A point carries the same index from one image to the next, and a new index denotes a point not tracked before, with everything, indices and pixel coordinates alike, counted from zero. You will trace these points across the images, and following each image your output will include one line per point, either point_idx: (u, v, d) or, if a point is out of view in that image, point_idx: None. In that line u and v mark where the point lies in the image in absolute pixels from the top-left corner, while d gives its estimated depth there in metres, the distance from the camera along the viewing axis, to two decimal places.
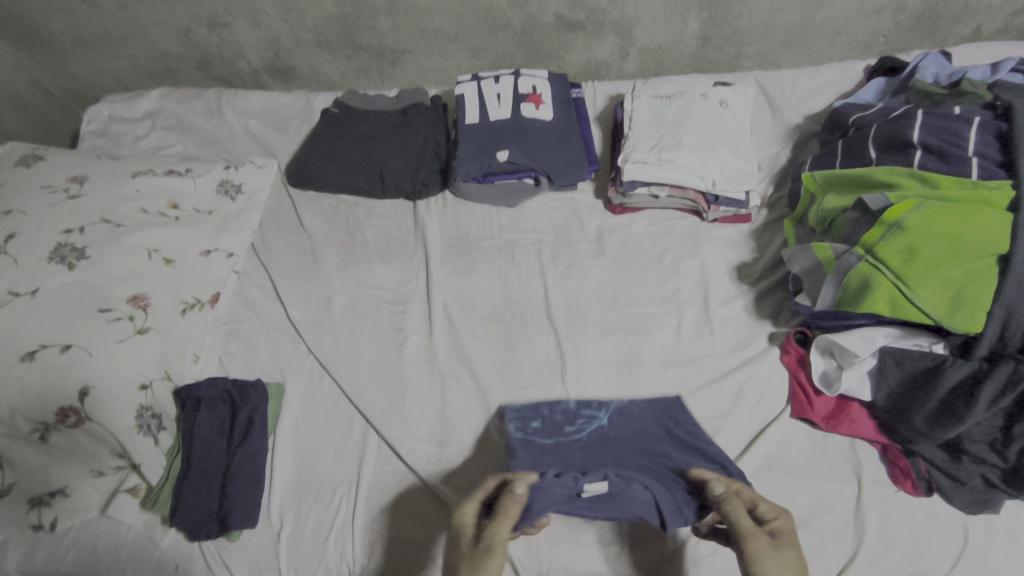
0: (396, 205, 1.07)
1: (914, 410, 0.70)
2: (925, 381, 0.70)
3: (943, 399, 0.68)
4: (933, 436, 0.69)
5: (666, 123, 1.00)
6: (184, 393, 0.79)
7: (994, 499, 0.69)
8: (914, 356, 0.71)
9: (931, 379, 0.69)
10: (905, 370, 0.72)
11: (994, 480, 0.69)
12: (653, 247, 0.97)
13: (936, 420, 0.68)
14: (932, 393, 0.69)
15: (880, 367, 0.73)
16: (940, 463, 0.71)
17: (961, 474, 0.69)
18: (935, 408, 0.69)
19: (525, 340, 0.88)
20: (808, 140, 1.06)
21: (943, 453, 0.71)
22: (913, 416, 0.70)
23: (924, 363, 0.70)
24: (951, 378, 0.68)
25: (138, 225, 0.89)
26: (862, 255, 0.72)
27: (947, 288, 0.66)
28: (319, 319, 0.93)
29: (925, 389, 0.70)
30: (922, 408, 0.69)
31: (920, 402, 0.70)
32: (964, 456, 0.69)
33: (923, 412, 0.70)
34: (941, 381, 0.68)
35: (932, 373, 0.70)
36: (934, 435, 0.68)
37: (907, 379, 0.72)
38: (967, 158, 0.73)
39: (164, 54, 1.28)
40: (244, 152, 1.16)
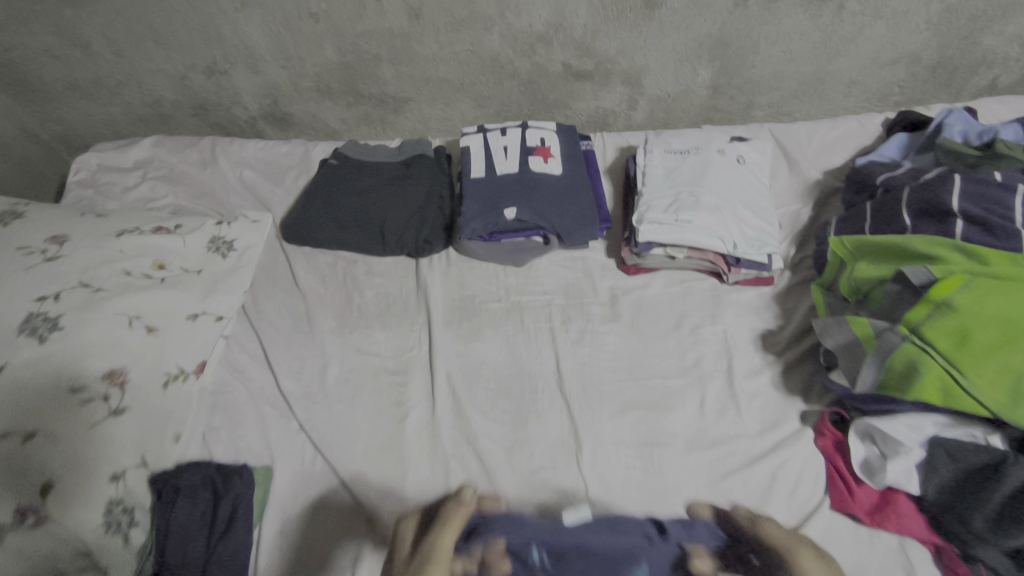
0: (397, 262, 1.02)
1: (972, 510, 0.63)
2: (982, 477, 0.63)
3: (1007, 500, 0.61)
4: (995, 541, 0.61)
5: (682, 180, 0.95)
6: (161, 482, 0.73)
7: None
8: (969, 448, 0.65)
9: (991, 475, 0.63)
10: (959, 464, 0.65)
11: None
12: (671, 311, 0.92)
13: (1000, 523, 0.61)
14: (992, 491, 0.62)
15: (930, 458, 0.67)
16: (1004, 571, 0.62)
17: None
18: (997, 509, 0.62)
19: (537, 417, 0.82)
20: (829, 197, 1.02)
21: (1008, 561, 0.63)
22: (973, 516, 0.63)
23: (980, 457, 0.64)
24: (1013, 477, 0.61)
25: (121, 289, 0.83)
26: (906, 334, 0.66)
27: (1006, 375, 0.60)
28: (312, 392, 0.87)
29: (984, 486, 0.63)
30: (981, 508, 0.62)
31: (979, 500, 0.62)
32: None
33: (984, 513, 0.62)
34: (1004, 479, 0.61)
35: (990, 469, 0.63)
36: (997, 539, 0.61)
37: (962, 474, 0.65)
38: (1016, 232, 0.69)
39: (158, 101, 1.23)
40: (238, 205, 1.10)
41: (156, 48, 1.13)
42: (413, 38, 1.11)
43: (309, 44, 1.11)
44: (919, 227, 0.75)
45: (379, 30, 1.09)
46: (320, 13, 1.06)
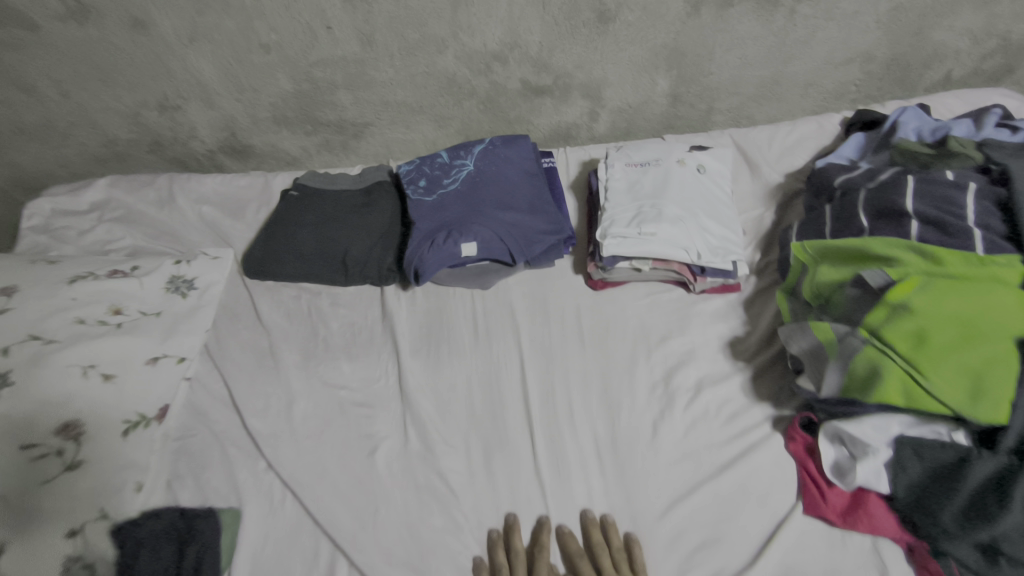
0: (362, 290, 1.00)
1: (942, 507, 0.64)
2: (948, 475, 0.64)
3: (973, 498, 0.62)
4: (968, 536, 0.62)
5: (643, 193, 0.95)
6: (122, 533, 0.69)
7: None
8: (934, 446, 0.65)
9: (956, 471, 0.63)
10: (926, 461, 0.66)
11: None
12: (638, 325, 0.91)
13: (966, 520, 0.62)
14: (958, 487, 0.63)
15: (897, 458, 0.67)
16: (973, 565, 0.63)
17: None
18: (965, 505, 0.63)
19: (506, 446, 0.80)
20: (791, 200, 1.02)
21: (977, 554, 0.63)
22: (941, 513, 0.64)
23: (945, 456, 0.64)
24: (978, 474, 0.62)
25: (73, 339, 0.81)
26: (867, 338, 0.66)
27: (964, 376, 0.60)
28: (279, 430, 0.84)
29: (951, 483, 0.64)
30: (952, 505, 0.63)
31: (948, 498, 0.63)
32: (1000, 557, 0.62)
33: (951, 510, 0.63)
34: (968, 478, 0.62)
35: (956, 465, 0.64)
36: (968, 536, 0.62)
37: (930, 472, 0.65)
38: (969, 230, 0.67)
39: (114, 140, 1.21)
40: (198, 243, 1.09)
41: (103, 87, 1.11)
42: (368, 64, 1.09)
43: (263, 74, 1.10)
44: (878, 229, 0.75)
45: (333, 57, 1.08)
46: (271, 44, 1.05)
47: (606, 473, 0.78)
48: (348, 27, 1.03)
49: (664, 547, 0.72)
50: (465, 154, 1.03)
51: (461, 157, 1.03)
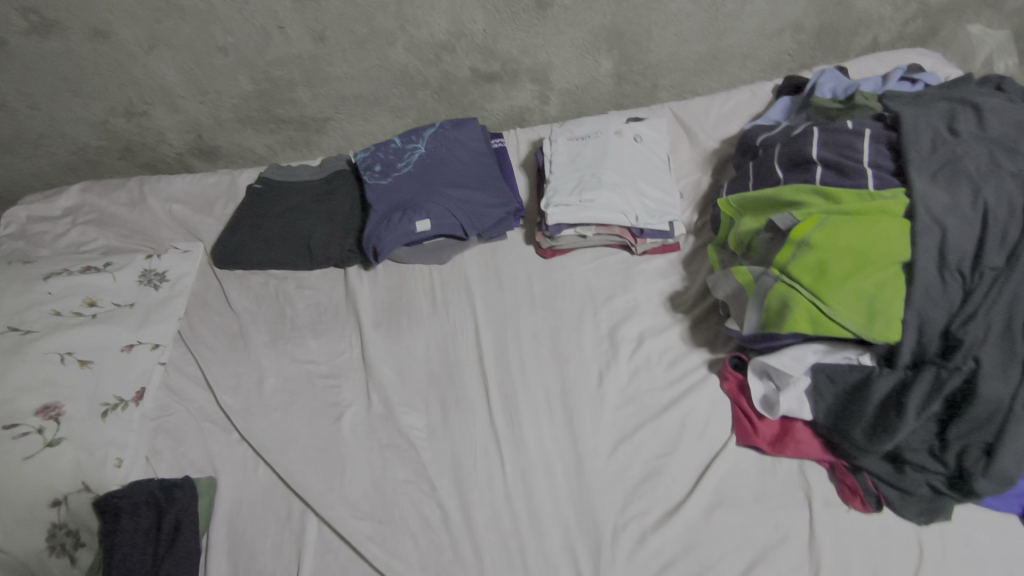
0: (326, 273, 1.05)
1: (853, 424, 0.69)
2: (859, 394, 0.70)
3: (878, 412, 0.68)
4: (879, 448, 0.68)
5: (585, 163, 1.01)
6: (102, 502, 0.74)
7: (944, 506, 0.68)
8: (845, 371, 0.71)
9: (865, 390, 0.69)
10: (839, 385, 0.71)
11: (940, 486, 0.68)
12: (585, 286, 0.97)
13: (873, 433, 0.68)
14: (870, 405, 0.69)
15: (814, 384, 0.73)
16: (886, 476, 0.70)
17: (907, 485, 0.68)
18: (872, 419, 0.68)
19: (465, 402, 0.86)
20: (726, 165, 1.09)
21: (888, 466, 0.70)
22: (852, 429, 0.70)
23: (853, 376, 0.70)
24: (880, 389, 0.68)
25: (51, 329, 0.86)
26: (777, 276, 0.72)
27: (861, 299, 0.67)
28: (250, 404, 0.89)
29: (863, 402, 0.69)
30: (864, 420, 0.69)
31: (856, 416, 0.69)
32: (907, 466, 0.69)
33: (861, 425, 0.69)
34: (871, 393, 0.68)
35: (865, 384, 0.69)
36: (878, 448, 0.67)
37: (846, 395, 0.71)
38: (863, 170, 0.75)
39: (84, 147, 1.24)
40: (169, 239, 1.14)
41: (72, 97, 1.13)
42: (322, 61, 1.10)
43: (222, 76, 1.11)
44: (789, 177, 0.82)
45: (289, 56, 1.09)
46: (228, 46, 1.06)
47: (556, 421, 0.83)
48: (299, 25, 1.04)
49: (610, 481, 0.77)
50: (417, 139, 1.09)
51: (413, 141, 1.09)
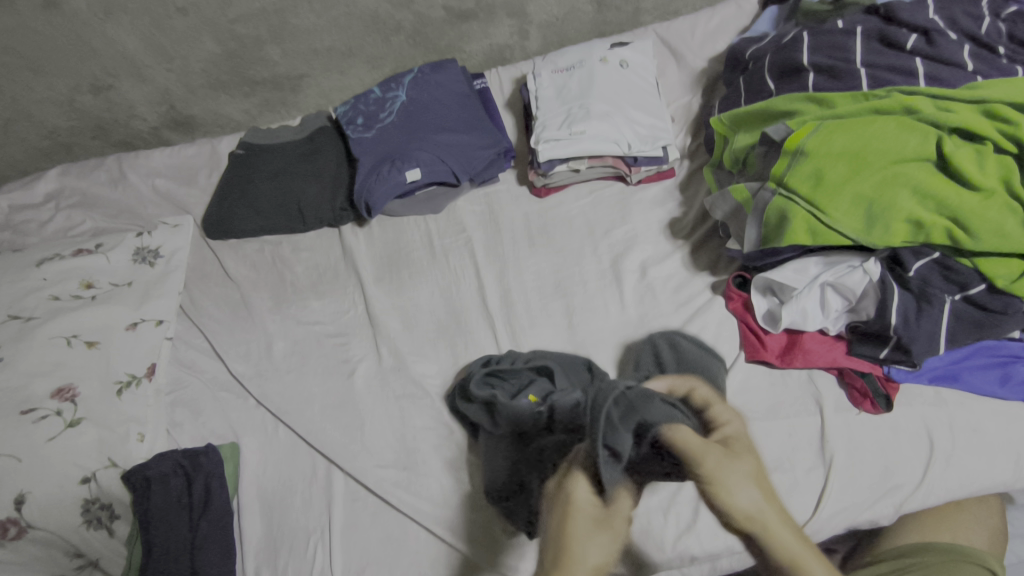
0: (321, 234, 1.04)
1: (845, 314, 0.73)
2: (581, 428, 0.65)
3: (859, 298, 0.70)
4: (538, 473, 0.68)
5: (571, 96, 0.98)
6: (131, 476, 0.75)
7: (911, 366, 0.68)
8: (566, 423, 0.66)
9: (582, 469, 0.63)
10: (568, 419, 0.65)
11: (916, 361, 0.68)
12: (583, 222, 0.96)
13: (857, 315, 0.71)
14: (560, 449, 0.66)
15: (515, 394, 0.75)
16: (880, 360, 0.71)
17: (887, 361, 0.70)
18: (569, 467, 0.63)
19: (473, 347, 0.87)
20: (716, 84, 1.07)
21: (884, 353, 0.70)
22: (847, 320, 0.73)
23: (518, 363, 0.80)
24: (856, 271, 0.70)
25: (52, 314, 0.85)
26: (774, 189, 0.72)
27: (859, 205, 0.66)
28: (263, 369, 0.90)
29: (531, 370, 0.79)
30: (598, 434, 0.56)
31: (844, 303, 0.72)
32: (893, 347, 0.69)
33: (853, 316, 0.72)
34: (851, 279, 0.70)
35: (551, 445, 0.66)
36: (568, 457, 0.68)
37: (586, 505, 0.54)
38: (856, 71, 0.74)
39: (55, 130, 1.19)
40: (158, 215, 1.12)
41: (34, 77, 1.08)
42: (287, 12, 1.05)
43: (186, 39, 1.07)
44: (780, 89, 0.80)
45: (252, 11, 1.03)
46: (187, 6, 1.01)
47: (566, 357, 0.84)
48: None
49: None
50: (397, 86, 1.06)
51: (393, 89, 1.06)
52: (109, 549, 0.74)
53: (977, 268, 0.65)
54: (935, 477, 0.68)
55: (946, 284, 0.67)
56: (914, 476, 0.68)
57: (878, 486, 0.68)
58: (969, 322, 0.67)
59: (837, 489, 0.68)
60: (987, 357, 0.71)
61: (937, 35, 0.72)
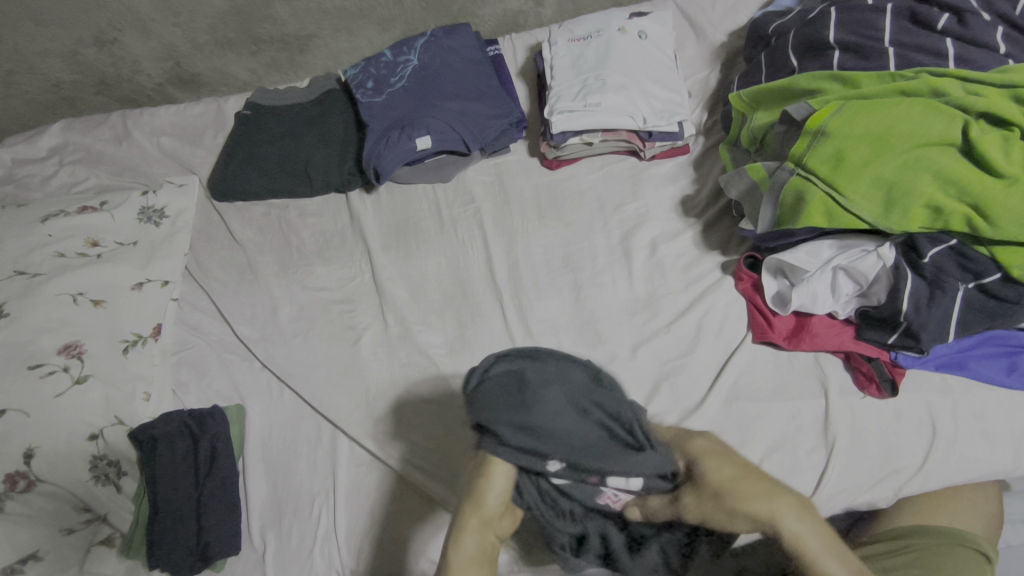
0: (328, 200, 1.03)
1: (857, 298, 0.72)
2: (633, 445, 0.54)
3: (871, 284, 0.70)
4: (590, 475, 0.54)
5: (587, 66, 0.96)
6: (138, 434, 0.75)
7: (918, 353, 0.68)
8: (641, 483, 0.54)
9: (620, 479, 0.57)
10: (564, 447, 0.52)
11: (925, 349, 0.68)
12: (594, 196, 0.95)
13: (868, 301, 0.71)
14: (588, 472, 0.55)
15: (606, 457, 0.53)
16: (889, 346, 0.70)
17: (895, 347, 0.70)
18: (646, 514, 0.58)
19: (479, 318, 0.87)
20: (735, 60, 1.04)
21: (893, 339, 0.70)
22: (858, 305, 0.72)
23: None
24: (870, 255, 0.70)
25: (58, 271, 0.84)
26: (793, 169, 0.70)
27: (879, 188, 0.65)
28: (268, 332, 0.90)
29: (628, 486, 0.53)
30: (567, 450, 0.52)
31: (856, 287, 0.72)
32: (902, 333, 0.69)
33: (864, 301, 0.72)
34: (864, 264, 0.70)
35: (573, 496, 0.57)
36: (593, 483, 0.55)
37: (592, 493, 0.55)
38: (884, 50, 0.72)
39: (57, 83, 1.16)
40: (162, 174, 1.11)
41: (37, 27, 1.05)
42: None
43: None
44: (804, 66, 0.78)
45: None
46: None
47: (572, 332, 0.83)
48: None
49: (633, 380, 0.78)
50: (409, 50, 1.04)
51: (405, 53, 1.04)
52: (117, 504, 0.75)
53: (993, 257, 0.64)
54: (935, 462, 0.69)
55: (961, 272, 0.67)
56: (915, 461, 0.69)
57: (879, 469, 0.69)
58: (982, 311, 0.66)
59: (839, 470, 0.69)
60: (995, 346, 0.71)
61: (969, 15, 0.69)
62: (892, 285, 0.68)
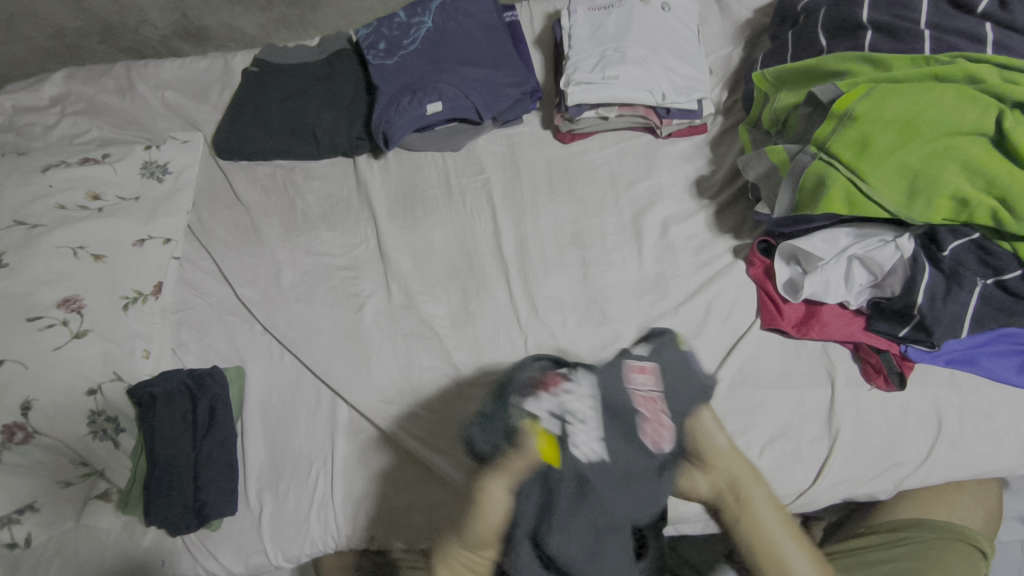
0: (334, 163, 1.01)
1: (871, 289, 0.71)
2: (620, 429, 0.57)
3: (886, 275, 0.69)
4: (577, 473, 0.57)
5: (607, 36, 0.93)
6: (137, 392, 0.74)
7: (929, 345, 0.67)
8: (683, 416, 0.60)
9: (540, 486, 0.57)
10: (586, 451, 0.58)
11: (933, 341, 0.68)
12: (607, 172, 0.93)
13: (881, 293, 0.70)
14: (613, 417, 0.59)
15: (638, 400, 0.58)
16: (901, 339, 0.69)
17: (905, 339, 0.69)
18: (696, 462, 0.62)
19: (483, 293, 0.85)
20: (760, 37, 1.01)
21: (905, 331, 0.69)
22: (871, 296, 0.71)
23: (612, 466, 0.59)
24: (889, 245, 0.68)
25: (58, 223, 0.82)
26: (815, 152, 0.68)
27: (903, 176, 0.64)
28: (270, 296, 0.89)
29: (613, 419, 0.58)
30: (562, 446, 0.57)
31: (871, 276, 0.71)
32: (913, 325, 0.67)
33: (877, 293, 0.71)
34: (880, 255, 0.68)
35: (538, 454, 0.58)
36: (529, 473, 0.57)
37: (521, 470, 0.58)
38: (919, 33, 0.70)
39: (60, 30, 1.13)
40: (166, 129, 1.08)
41: None
42: None
43: None
44: (833, 46, 0.76)
45: None
46: None
47: (579, 311, 0.82)
48: None
49: None
50: (423, 11, 1.00)
51: (419, 14, 1.00)
52: (116, 460, 0.75)
53: (1015, 253, 0.64)
54: (938, 457, 0.68)
55: (980, 267, 0.66)
56: (919, 455, 0.69)
57: (881, 462, 0.69)
58: (998, 307, 0.65)
59: (839, 462, 0.69)
60: (1005, 345, 0.70)
61: None
62: (907, 278, 0.67)
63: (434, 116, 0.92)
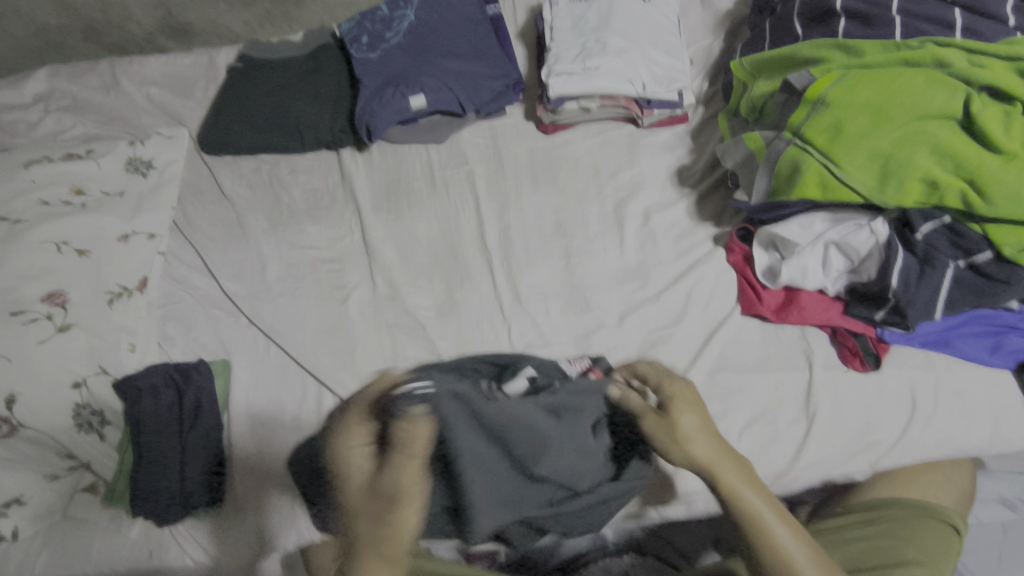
0: (319, 157, 1.02)
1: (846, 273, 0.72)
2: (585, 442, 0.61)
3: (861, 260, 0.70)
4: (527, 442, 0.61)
5: (588, 27, 0.94)
6: (123, 384, 0.74)
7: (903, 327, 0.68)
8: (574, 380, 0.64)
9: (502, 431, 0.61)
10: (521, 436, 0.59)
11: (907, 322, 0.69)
12: (590, 163, 0.94)
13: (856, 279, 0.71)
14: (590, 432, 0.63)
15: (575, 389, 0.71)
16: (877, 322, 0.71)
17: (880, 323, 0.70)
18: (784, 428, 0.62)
19: (468, 283, 0.86)
20: (739, 28, 1.02)
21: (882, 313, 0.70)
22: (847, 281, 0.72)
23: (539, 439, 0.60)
24: (865, 231, 0.69)
25: (41, 218, 0.82)
26: (790, 139, 0.70)
27: (875, 160, 0.65)
28: (255, 289, 0.90)
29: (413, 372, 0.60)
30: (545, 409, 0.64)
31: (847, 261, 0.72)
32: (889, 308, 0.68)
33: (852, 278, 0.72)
34: (855, 241, 0.69)
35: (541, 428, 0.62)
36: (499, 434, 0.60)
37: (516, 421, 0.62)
38: (891, 19, 0.71)
39: (43, 27, 1.12)
40: (151, 125, 1.08)
41: None
42: None
43: None
44: (808, 34, 0.77)
45: None
46: None
47: (562, 299, 0.83)
48: None
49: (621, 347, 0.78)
50: (406, 5, 1.01)
51: (401, 8, 1.01)
52: (100, 452, 0.74)
53: (986, 235, 0.65)
54: (912, 438, 0.69)
55: (953, 250, 0.67)
56: (893, 434, 0.70)
57: (857, 442, 0.69)
58: (971, 289, 0.66)
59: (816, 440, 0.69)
60: (981, 326, 0.72)
61: None
62: (881, 263, 0.68)
63: (418, 110, 0.93)
